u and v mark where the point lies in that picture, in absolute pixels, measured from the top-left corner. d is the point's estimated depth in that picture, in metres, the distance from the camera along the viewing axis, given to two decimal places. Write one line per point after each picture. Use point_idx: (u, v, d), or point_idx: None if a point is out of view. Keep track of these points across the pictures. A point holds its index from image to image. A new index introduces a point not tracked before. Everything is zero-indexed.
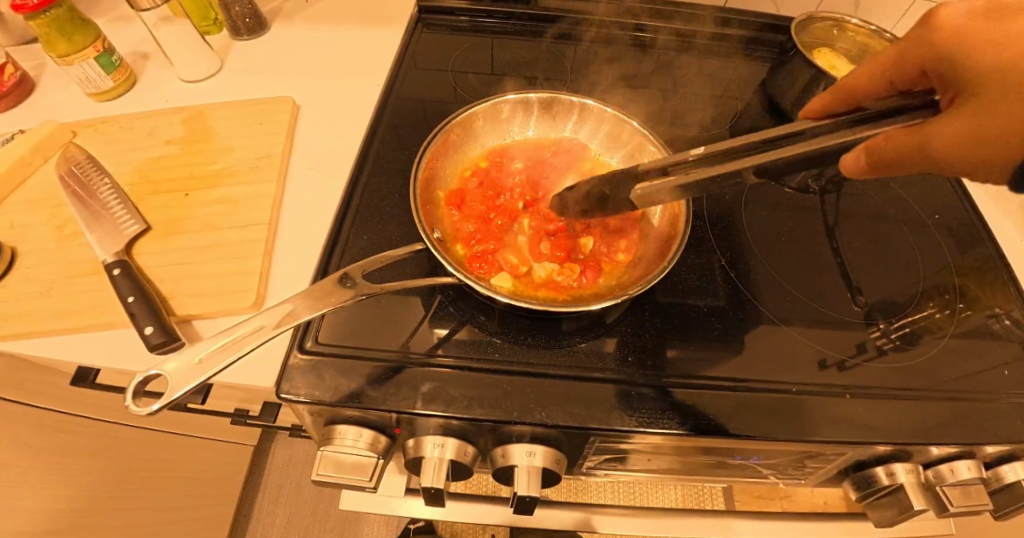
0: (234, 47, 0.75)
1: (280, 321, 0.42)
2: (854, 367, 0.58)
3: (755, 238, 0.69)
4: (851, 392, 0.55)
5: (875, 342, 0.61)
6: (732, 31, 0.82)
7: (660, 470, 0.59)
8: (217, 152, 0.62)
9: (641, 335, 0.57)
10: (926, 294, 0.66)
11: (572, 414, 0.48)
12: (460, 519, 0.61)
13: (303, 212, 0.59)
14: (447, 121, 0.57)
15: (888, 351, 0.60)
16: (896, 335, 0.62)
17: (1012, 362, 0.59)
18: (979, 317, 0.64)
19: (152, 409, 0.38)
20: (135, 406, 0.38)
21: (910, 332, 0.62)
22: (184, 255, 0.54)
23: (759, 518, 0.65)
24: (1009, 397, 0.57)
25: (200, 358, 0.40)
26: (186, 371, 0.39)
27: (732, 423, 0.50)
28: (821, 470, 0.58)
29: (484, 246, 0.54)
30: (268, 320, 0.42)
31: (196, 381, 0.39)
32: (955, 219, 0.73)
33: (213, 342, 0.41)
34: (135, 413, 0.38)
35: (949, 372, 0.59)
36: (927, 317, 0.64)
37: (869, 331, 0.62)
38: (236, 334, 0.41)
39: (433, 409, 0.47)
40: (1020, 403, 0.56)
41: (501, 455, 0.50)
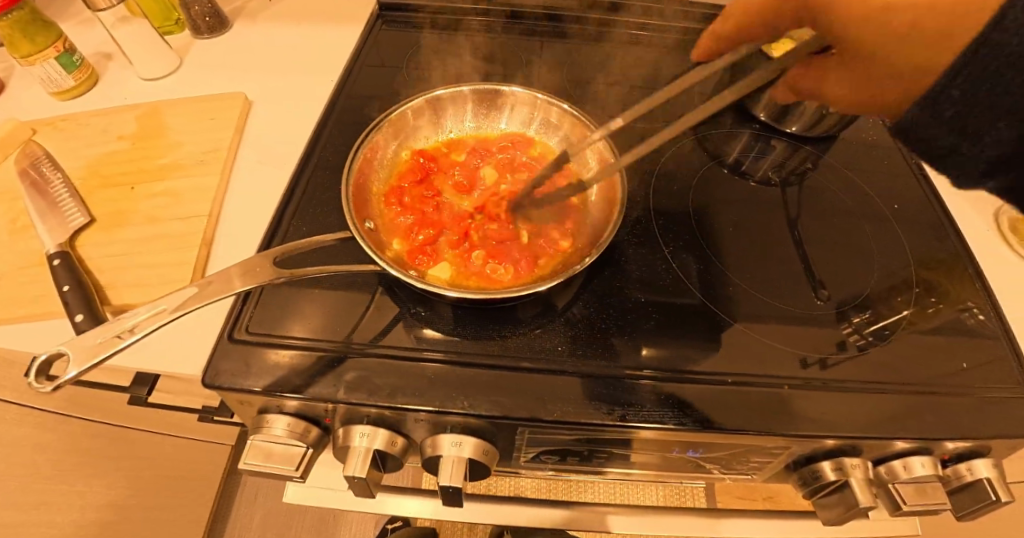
0: (195, 46, 0.76)
1: (183, 303, 0.41)
2: (835, 364, 0.55)
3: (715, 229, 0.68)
4: (798, 381, 0.53)
5: (850, 340, 0.58)
6: (692, 23, 0.81)
7: (628, 467, 0.58)
8: (167, 147, 0.63)
9: (585, 328, 0.55)
10: (894, 289, 0.64)
11: (498, 403, 0.48)
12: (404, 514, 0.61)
13: (245, 206, 0.60)
14: (383, 116, 0.57)
15: (866, 349, 0.57)
16: (868, 331, 0.59)
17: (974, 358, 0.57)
18: (950, 311, 0.61)
19: (52, 388, 0.38)
20: (38, 383, 0.38)
21: (883, 328, 0.60)
22: (124, 246, 0.55)
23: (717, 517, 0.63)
24: (970, 392, 0.54)
25: (102, 336, 0.39)
26: (88, 349, 0.39)
27: (666, 415, 0.49)
28: (770, 465, 0.56)
29: (422, 238, 0.54)
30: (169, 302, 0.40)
31: (91, 362, 0.38)
32: (921, 212, 0.71)
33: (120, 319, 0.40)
34: (37, 390, 0.38)
35: (914, 369, 0.56)
36: (897, 313, 0.61)
37: (842, 327, 0.59)
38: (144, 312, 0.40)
39: (356, 397, 0.47)
40: (981, 398, 0.54)
41: (430, 445, 0.50)
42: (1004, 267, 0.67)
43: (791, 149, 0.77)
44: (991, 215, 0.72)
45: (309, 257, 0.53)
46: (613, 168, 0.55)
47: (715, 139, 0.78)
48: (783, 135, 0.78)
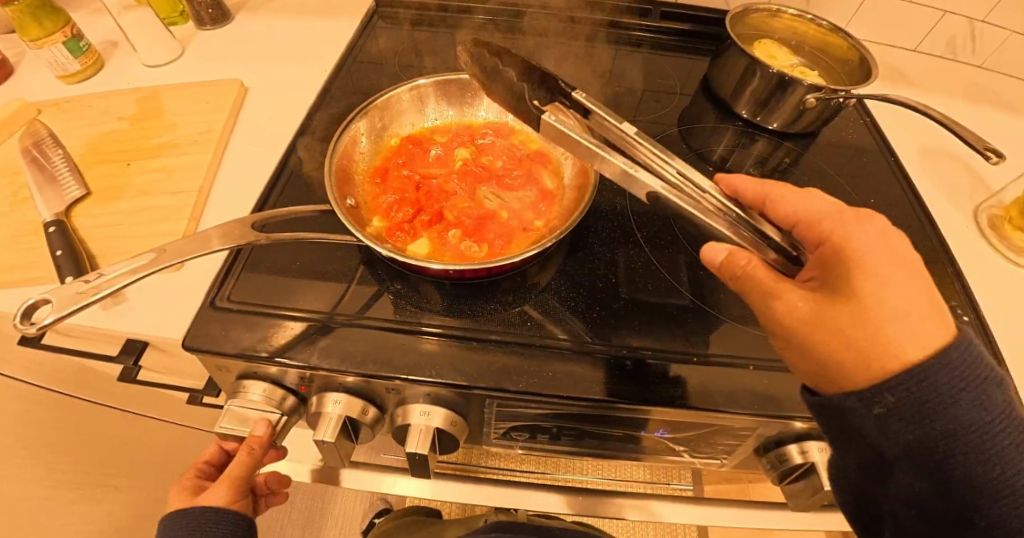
0: (197, 36, 0.79)
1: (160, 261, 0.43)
2: None
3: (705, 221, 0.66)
4: (777, 365, 0.52)
5: None
6: (676, 25, 0.85)
7: (640, 453, 0.59)
8: (163, 127, 0.65)
9: (558, 311, 0.55)
10: None
11: (464, 371, 0.49)
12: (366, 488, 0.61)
13: (234, 184, 0.62)
14: (367, 102, 0.59)
15: None
16: None
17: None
18: None
19: (33, 331, 0.40)
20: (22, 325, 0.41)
21: None
22: (117, 217, 0.57)
23: (698, 504, 0.62)
24: None
25: (83, 289, 0.42)
26: (73, 296, 0.41)
27: (632, 390, 0.49)
28: (737, 450, 0.57)
29: (402, 216, 0.56)
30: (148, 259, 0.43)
31: (66, 310, 0.40)
32: (900, 208, 0.71)
33: (111, 269, 0.43)
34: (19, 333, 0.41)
35: None
36: None
37: None
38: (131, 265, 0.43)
39: (327, 363, 0.49)
40: None
41: (400, 415, 0.51)
42: (983, 262, 0.67)
43: (773, 147, 0.76)
44: (971, 213, 0.73)
45: (296, 230, 0.56)
46: (588, 152, 0.57)
47: (701, 133, 0.76)
48: (765, 131, 0.77)
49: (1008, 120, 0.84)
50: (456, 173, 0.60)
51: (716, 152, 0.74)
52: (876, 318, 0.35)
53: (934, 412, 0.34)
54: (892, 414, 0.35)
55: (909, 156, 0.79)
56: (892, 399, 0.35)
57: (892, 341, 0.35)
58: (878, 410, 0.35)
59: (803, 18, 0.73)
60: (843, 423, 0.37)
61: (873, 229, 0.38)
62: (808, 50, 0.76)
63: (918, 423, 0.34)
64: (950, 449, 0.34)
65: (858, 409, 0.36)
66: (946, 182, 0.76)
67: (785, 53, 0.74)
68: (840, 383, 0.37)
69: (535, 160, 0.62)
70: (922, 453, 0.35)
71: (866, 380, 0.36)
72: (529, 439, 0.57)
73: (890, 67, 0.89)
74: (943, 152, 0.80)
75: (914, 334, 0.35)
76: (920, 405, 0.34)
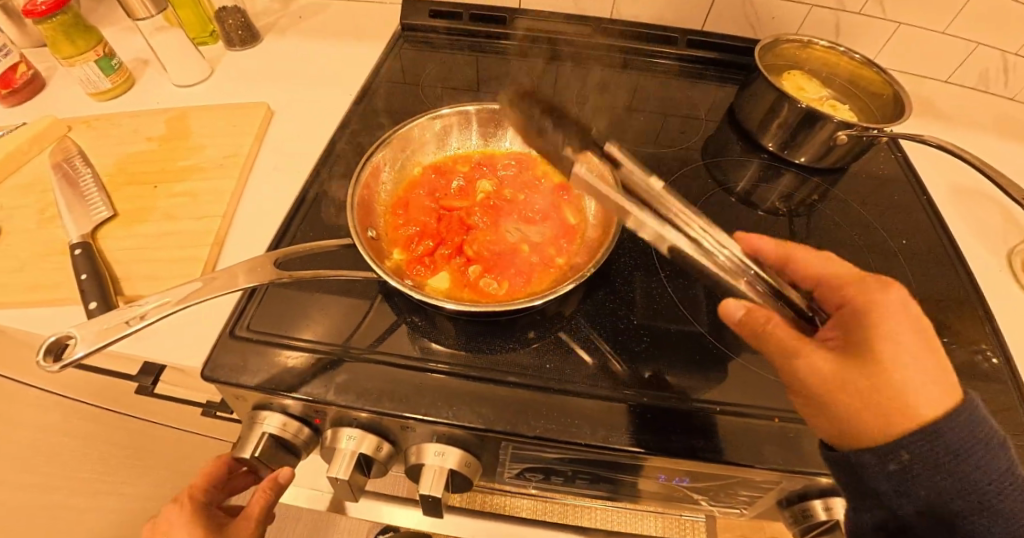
0: (226, 56, 0.80)
1: (185, 297, 0.43)
2: None
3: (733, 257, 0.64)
4: (805, 417, 0.50)
5: None
6: (704, 53, 0.82)
7: (651, 497, 0.58)
8: (190, 149, 0.66)
9: (578, 353, 0.54)
10: None
11: (479, 412, 0.49)
12: (371, 519, 0.61)
13: (257, 208, 0.62)
14: (392, 130, 0.59)
15: None
16: None
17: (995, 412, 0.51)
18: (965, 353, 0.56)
19: (58, 368, 0.40)
20: (44, 363, 0.41)
21: None
22: (141, 241, 0.58)
23: None
24: None
25: (107, 325, 0.42)
26: (95, 333, 0.41)
27: (650, 440, 0.48)
28: (757, 500, 0.55)
29: (422, 249, 0.56)
30: (172, 295, 0.43)
31: (92, 347, 0.40)
32: (932, 245, 0.68)
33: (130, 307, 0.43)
34: (43, 371, 0.41)
35: None
36: None
37: None
38: (149, 304, 0.43)
39: (344, 399, 0.48)
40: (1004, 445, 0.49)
41: (415, 452, 0.51)
42: (1016, 306, 0.64)
43: (800, 181, 0.74)
44: (1006, 255, 0.70)
45: (316, 260, 0.56)
46: (612, 189, 0.56)
47: (725, 166, 0.74)
48: (792, 165, 0.75)
49: None
50: (478, 205, 0.60)
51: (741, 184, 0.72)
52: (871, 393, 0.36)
53: (947, 469, 0.35)
54: (905, 471, 0.35)
55: (942, 194, 0.77)
56: (906, 455, 0.35)
57: (905, 400, 0.36)
58: (891, 465, 0.36)
59: (835, 50, 0.71)
60: (857, 479, 0.37)
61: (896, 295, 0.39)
62: (838, 82, 0.74)
63: (929, 482, 0.35)
64: (962, 510, 0.35)
65: (871, 467, 0.36)
66: (980, 222, 0.73)
67: (813, 86, 0.72)
68: (856, 439, 0.37)
69: (558, 192, 0.62)
70: (936, 508, 0.35)
71: (878, 437, 0.36)
72: (543, 479, 0.56)
73: (922, 100, 0.84)
74: (977, 190, 0.77)
75: (927, 392, 0.36)
76: (932, 460, 0.35)
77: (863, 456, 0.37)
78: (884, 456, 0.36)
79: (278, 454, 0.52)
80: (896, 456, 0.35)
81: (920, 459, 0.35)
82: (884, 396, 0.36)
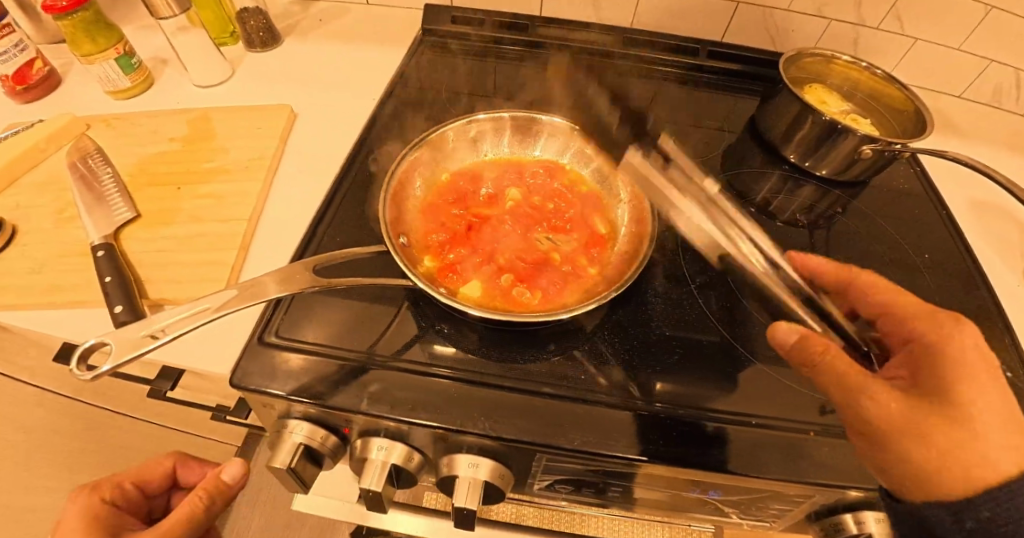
0: (247, 58, 0.79)
1: (224, 304, 0.43)
2: None
3: None
4: (819, 430, 0.50)
5: None
6: (726, 65, 0.82)
7: (678, 509, 0.58)
8: (213, 151, 0.65)
9: (609, 364, 0.53)
10: None
11: (512, 423, 0.48)
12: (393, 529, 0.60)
13: (283, 212, 0.61)
14: (423, 136, 0.59)
15: None
16: None
17: None
18: None
19: (93, 375, 0.39)
20: (78, 371, 0.40)
21: None
22: (165, 243, 0.56)
23: None
24: None
25: (147, 331, 0.41)
26: (131, 340, 0.40)
27: (687, 453, 0.47)
28: (788, 513, 0.55)
29: (453, 256, 0.55)
30: (211, 302, 0.42)
31: (132, 354, 0.39)
32: (956, 259, 0.68)
33: (166, 315, 0.42)
34: (76, 378, 0.39)
35: None
36: None
37: None
38: (184, 311, 0.42)
39: (378, 410, 0.47)
40: None
41: (446, 464, 0.50)
42: None
43: (820, 193, 0.74)
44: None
45: (344, 268, 0.55)
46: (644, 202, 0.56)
47: (746, 176, 0.75)
48: (813, 178, 0.75)
49: None
50: (507, 213, 0.59)
51: (762, 194, 0.73)
52: (941, 443, 0.34)
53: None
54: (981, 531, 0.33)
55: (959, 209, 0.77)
56: (984, 513, 0.33)
57: (984, 453, 0.34)
58: (964, 523, 0.34)
59: (856, 65, 0.71)
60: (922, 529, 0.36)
61: (973, 333, 0.38)
62: (858, 97, 0.74)
63: None
64: None
65: (942, 525, 0.35)
66: (997, 238, 0.74)
67: (834, 101, 0.72)
68: (926, 491, 0.35)
69: (587, 202, 0.62)
70: None
71: (953, 491, 0.34)
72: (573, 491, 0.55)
73: (943, 118, 0.84)
74: (993, 207, 0.77)
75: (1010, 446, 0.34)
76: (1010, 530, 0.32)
77: (933, 509, 0.35)
78: (953, 510, 0.34)
79: (306, 463, 0.51)
80: (965, 513, 0.34)
81: (992, 521, 0.33)
82: (963, 454, 0.34)
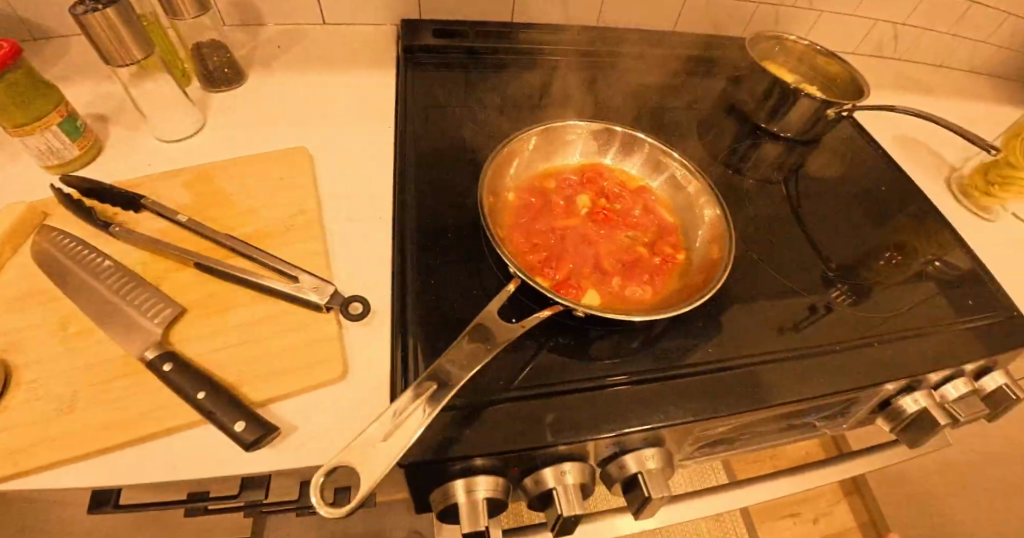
0: (212, 99, 0.69)
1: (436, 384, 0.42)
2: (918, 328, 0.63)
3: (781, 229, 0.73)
4: (832, 348, 0.59)
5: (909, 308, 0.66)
6: (693, 51, 0.90)
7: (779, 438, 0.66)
8: (237, 214, 0.55)
9: (698, 336, 0.57)
10: (908, 256, 0.74)
11: (627, 419, 0.49)
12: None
13: (352, 263, 0.54)
14: (490, 160, 0.57)
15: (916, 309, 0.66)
16: (874, 291, 0.68)
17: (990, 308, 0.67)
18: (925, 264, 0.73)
19: (347, 506, 0.35)
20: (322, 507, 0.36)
21: (894, 286, 0.69)
22: (239, 335, 0.47)
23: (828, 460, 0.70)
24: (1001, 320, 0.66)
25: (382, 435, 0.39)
26: (374, 451, 0.38)
27: (809, 376, 0.56)
28: (857, 412, 0.66)
29: (561, 272, 0.55)
30: (429, 385, 0.42)
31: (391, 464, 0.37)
32: (892, 186, 0.84)
33: (388, 415, 0.40)
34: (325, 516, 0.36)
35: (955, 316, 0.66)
36: (916, 269, 0.72)
37: (898, 300, 0.67)
38: (408, 404, 0.40)
39: (566, 437, 0.47)
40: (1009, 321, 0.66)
41: (618, 466, 0.51)
42: (960, 222, 0.83)
43: (786, 152, 0.86)
44: (941, 185, 0.88)
45: (444, 304, 0.51)
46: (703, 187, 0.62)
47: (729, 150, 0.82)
48: (776, 139, 0.86)
49: (940, 103, 1.00)
50: (599, 225, 0.60)
51: (750, 162, 0.82)
52: None
53: None
54: None
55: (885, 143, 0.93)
56: None
57: None
58: None
59: (800, 42, 0.83)
60: None
61: None
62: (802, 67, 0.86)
63: None
64: None
65: None
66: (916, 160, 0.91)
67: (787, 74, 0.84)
68: None
69: (642, 195, 0.66)
70: None
71: None
72: (698, 454, 0.62)
73: None
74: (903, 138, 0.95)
75: None
76: None
77: None
78: None
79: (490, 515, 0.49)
80: None
81: None
82: None
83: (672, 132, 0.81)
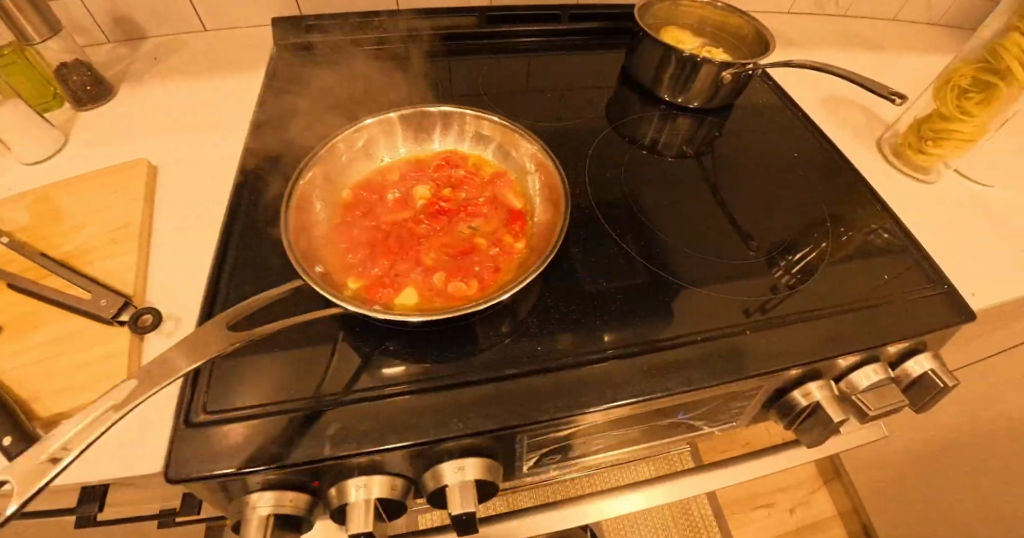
0: (79, 119, 0.70)
1: (136, 393, 0.37)
2: (809, 307, 0.56)
3: (673, 206, 0.67)
4: (703, 338, 0.52)
5: (794, 283, 0.59)
6: (590, 24, 0.86)
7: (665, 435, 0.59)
8: (66, 232, 0.56)
9: (538, 333, 0.53)
10: (822, 230, 0.66)
11: (421, 431, 0.45)
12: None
13: (172, 276, 0.56)
14: (310, 157, 0.55)
15: (811, 289, 0.58)
16: (797, 269, 0.61)
17: (904, 280, 0.59)
18: (862, 236, 0.65)
19: None
20: None
21: (812, 266, 0.61)
22: (37, 353, 0.48)
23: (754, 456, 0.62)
24: (917, 293, 0.58)
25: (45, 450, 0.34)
26: (33, 468, 0.33)
27: (658, 369, 0.50)
28: (747, 409, 0.59)
29: (377, 271, 0.52)
30: (121, 394, 0.37)
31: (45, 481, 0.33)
32: (813, 153, 0.76)
33: (64, 428, 0.35)
34: None
35: (862, 291, 0.58)
36: (828, 247, 0.64)
37: (791, 275, 0.60)
38: (91, 414, 0.36)
39: (346, 449, 0.44)
40: (928, 295, 0.58)
41: (432, 478, 0.48)
42: (895, 186, 0.75)
43: (696, 125, 0.79)
44: (872, 146, 0.80)
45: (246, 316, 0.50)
46: (547, 166, 0.59)
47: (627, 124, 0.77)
48: (687, 112, 0.80)
49: (879, 57, 0.91)
50: (437, 217, 0.57)
51: (649, 137, 0.76)
52: None
53: None
54: None
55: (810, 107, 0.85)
56: None
57: None
58: None
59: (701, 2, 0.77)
60: None
61: None
62: (707, 30, 0.80)
63: None
64: None
65: None
66: (845, 121, 0.83)
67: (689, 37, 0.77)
68: None
69: (494, 182, 0.62)
70: None
71: None
72: (558, 458, 0.56)
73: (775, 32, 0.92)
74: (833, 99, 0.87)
75: None
76: None
77: None
78: None
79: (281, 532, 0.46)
80: None
81: None
82: None
83: (558, 111, 0.77)
